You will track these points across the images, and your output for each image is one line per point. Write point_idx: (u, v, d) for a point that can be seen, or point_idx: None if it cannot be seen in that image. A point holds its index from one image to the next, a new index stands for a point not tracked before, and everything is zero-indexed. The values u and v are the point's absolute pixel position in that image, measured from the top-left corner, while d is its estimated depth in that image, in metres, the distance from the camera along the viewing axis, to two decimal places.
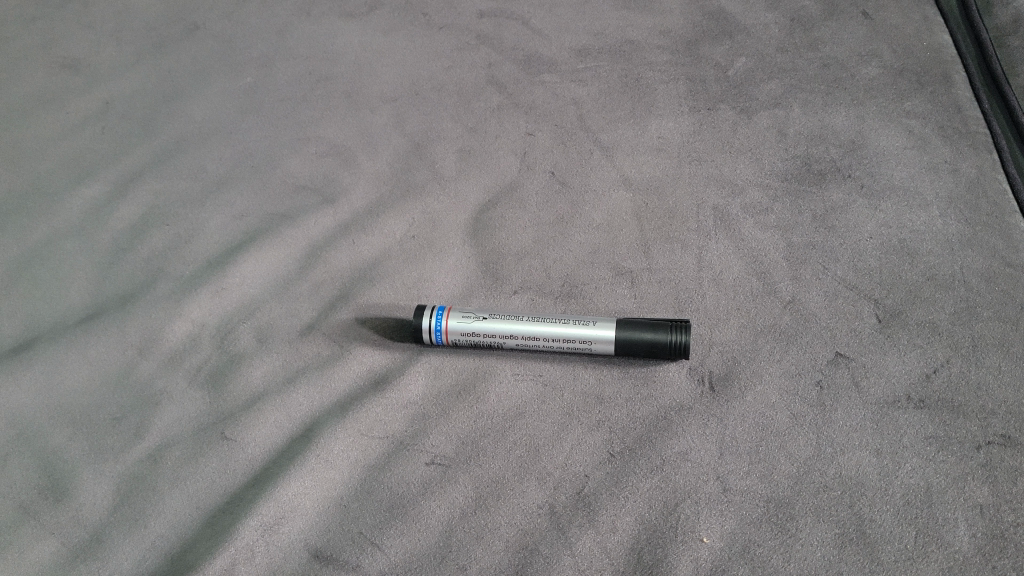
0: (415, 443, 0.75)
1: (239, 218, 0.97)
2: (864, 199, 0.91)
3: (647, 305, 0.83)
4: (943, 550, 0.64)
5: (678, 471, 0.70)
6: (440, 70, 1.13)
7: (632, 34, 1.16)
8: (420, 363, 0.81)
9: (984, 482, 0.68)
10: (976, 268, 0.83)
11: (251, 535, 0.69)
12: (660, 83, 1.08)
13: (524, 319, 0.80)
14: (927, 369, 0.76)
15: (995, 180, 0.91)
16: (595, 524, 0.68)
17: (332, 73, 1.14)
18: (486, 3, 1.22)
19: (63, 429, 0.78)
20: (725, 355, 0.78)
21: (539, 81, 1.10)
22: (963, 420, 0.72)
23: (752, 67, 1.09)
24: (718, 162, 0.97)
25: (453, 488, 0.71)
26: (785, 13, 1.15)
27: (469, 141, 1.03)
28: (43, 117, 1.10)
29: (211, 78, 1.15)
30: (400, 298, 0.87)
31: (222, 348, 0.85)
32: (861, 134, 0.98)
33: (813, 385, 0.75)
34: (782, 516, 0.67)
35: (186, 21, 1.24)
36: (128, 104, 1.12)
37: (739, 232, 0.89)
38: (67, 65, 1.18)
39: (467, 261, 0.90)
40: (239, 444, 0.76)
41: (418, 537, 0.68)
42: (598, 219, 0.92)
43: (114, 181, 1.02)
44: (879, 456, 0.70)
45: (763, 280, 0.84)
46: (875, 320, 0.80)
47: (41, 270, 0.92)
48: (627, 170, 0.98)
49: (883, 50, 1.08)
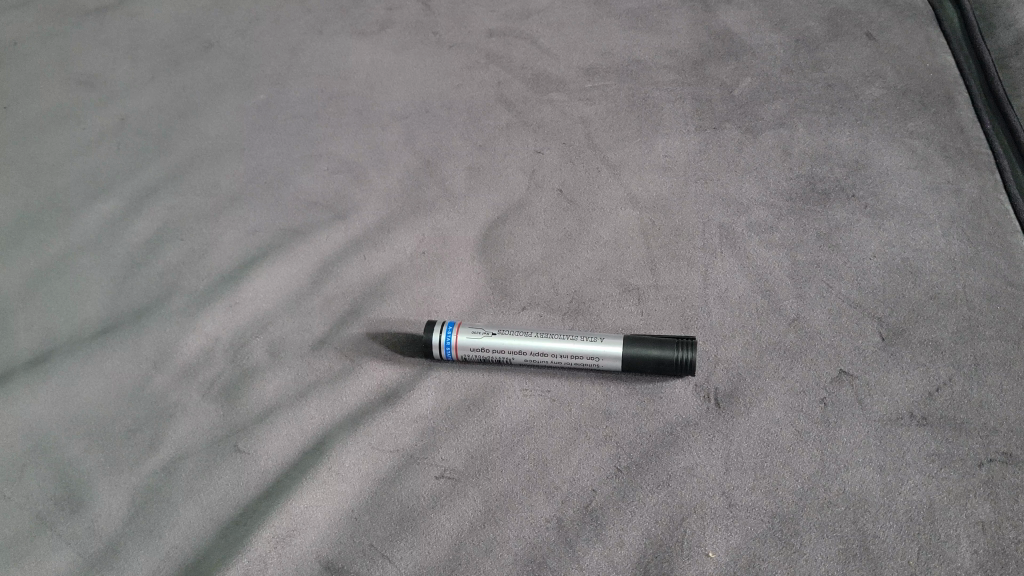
0: (425, 456, 0.76)
1: (253, 234, 0.99)
2: (867, 218, 0.93)
3: (654, 322, 0.85)
4: (945, 567, 0.65)
5: (684, 486, 0.72)
6: (450, 89, 1.15)
7: (638, 53, 1.17)
8: (430, 378, 0.83)
9: (986, 499, 0.69)
10: (978, 287, 0.85)
11: (264, 546, 0.70)
12: (667, 102, 1.10)
13: (532, 335, 0.82)
14: (929, 387, 0.77)
15: (997, 201, 0.93)
16: (602, 538, 0.69)
17: (343, 91, 1.16)
18: (496, 22, 1.25)
19: (80, 440, 0.80)
20: (731, 372, 0.80)
21: (548, 100, 1.12)
22: (965, 437, 0.73)
23: (758, 87, 1.10)
24: (724, 181, 0.99)
25: (463, 501, 0.72)
26: (790, 34, 1.17)
27: (478, 158, 1.05)
28: (61, 133, 1.12)
29: (225, 95, 1.17)
30: (409, 314, 0.89)
31: (234, 362, 0.86)
32: (865, 153, 1.00)
33: (817, 402, 0.77)
34: (788, 532, 0.68)
35: (201, 38, 1.27)
36: (143, 120, 1.14)
37: (745, 250, 0.91)
38: (84, 80, 1.20)
39: (476, 277, 0.92)
40: (251, 456, 0.78)
41: (428, 549, 0.70)
42: (605, 236, 0.94)
43: (129, 197, 1.04)
44: (882, 473, 0.71)
45: (767, 298, 0.86)
46: (879, 337, 0.81)
47: (58, 284, 0.94)
48: (633, 188, 0.99)
49: (886, 70, 1.10)
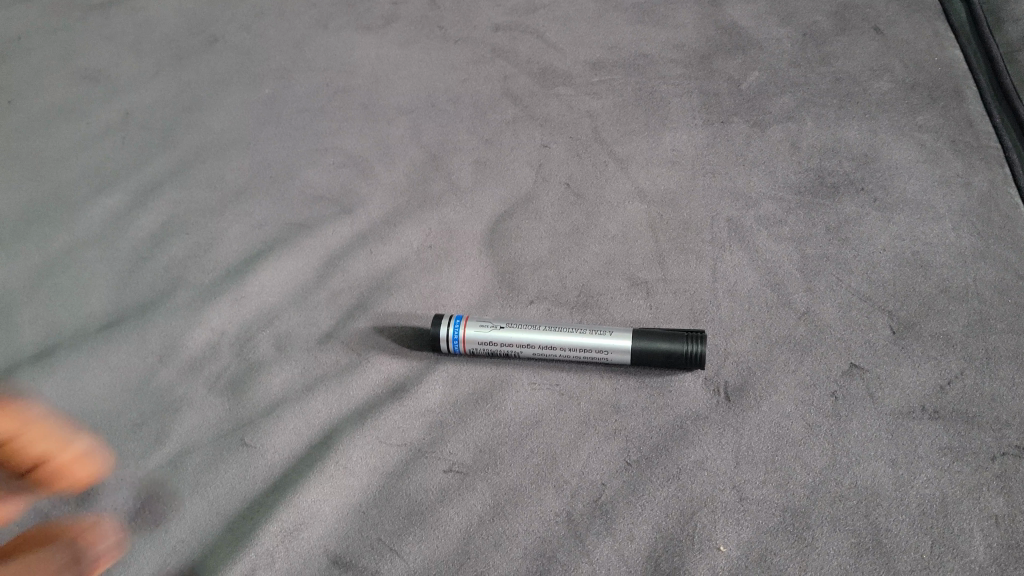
0: (433, 450, 0.76)
1: (258, 228, 0.99)
2: (877, 211, 0.92)
3: (663, 315, 0.84)
4: (959, 560, 0.64)
5: (694, 479, 0.71)
6: (455, 83, 1.15)
7: (645, 48, 1.17)
8: (438, 371, 0.82)
9: (999, 493, 0.69)
10: (989, 281, 0.84)
11: (272, 540, 0.70)
12: (674, 96, 1.10)
13: (540, 328, 0.81)
14: (941, 380, 0.77)
15: (1007, 194, 0.92)
16: (612, 532, 0.68)
17: (349, 86, 1.16)
18: (502, 17, 1.24)
19: (85, 434, 0.79)
20: (740, 366, 0.79)
21: (554, 94, 1.12)
22: (977, 431, 0.73)
23: (765, 81, 1.10)
24: (732, 175, 0.98)
25: (471, 495, 0.72)
26: (797, 28, 1.17)
27: (484, 152, 1.05)
28: (65, 127, 1.12)
29: (230, 90, 1.17)
30: (416, 308, 0.88)
31: (241, 356, 0.86)
32: (874, 147, 0.99)
33: (828, 396, 0.76)
34: (799, 525, 0.67)
35: (206, 33, 1.26)
36: (147, 114, 1.14)
37: (753, 244, 0.90)
38: (88, 75, 1.20)
39: (483, 271, 0.91)
40: (258, 450, 0.77)
41: (437, 543, 0.69)
42: (612, 230, 0.94)
43: (134, 191, 1.04)
44: (894, 467, 0.71)
45: (777, 292, 0.85)
46: (890, 331, 0.81)
47: (63, 278, 0.94)
48: (641, 182, 0.99)
49: (894, 64, 1.09)
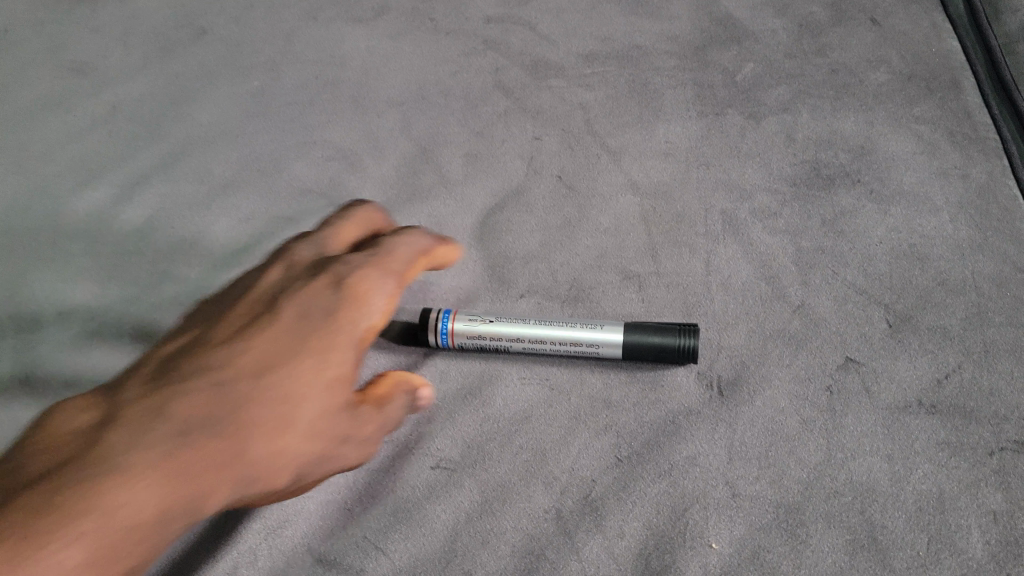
0: (420, 447, 0.74)
1: (245, 222, 0.97)
2: (873, 203, 0.91)
3: (655, 309, 0.83)
4: (955, 558, 0.64)
5: (686, 475, 0.70)
6: (447, 75, 1.13)
7: (639, 39, 1.15)
8: (426, 366, 0.80)
9: (998, 489, 0.67)
10: (987, 273, 0.83)
11: (255, 538, 0.68)
12: (668, 88, 1.08)
13: (529, 322, 0.79)
14: (938, 374, 0.75)
15: (1005, 186, 0.91)
16: (603, 529, 0.67)
17: (338, 78, 1.14)
18: (494, 8, 1.23)
19: None
20: (734, 360, 0.78)
21: (547, 86, 1.10)
22: (975, 426, 0.71)
23: (760, 73, 1.09)
24: (726, 167, 0.97)
25: (459, 492, 0.70)
26: (793, 19, 1.15)
27: (475, 145, 1.03)
28: (51, 120, 1.10)
29: (218, 82, 1.15)
30: (405, 302, 0.87)
31: None
32: (870, 139, 0.98)
33: (823, 390, 0.75)
34: (793, 522, 0.66)
35: (195, 25, 1.25)
36: (135, 107, 1.12)
37: (748, 237, 0.89)
38: (75, 67, 1.18)
39: (473, 264, 0.90)
40: None
41: (423, 541, 0.68)
42: (605, 223, 0.92)
43: (121, 185, 1.02)
44: (891, 462, 0.69)
45: (771, 285, 0.84)
46: (886, 324, 0.79)
47: (47, 271, 0.92)
48: (634, 174, 0.97)
49: (891, 56, 1.08)
